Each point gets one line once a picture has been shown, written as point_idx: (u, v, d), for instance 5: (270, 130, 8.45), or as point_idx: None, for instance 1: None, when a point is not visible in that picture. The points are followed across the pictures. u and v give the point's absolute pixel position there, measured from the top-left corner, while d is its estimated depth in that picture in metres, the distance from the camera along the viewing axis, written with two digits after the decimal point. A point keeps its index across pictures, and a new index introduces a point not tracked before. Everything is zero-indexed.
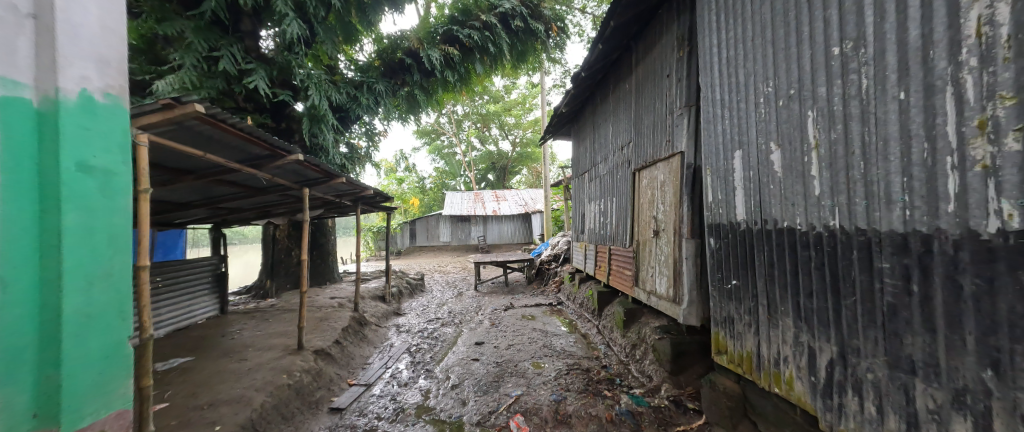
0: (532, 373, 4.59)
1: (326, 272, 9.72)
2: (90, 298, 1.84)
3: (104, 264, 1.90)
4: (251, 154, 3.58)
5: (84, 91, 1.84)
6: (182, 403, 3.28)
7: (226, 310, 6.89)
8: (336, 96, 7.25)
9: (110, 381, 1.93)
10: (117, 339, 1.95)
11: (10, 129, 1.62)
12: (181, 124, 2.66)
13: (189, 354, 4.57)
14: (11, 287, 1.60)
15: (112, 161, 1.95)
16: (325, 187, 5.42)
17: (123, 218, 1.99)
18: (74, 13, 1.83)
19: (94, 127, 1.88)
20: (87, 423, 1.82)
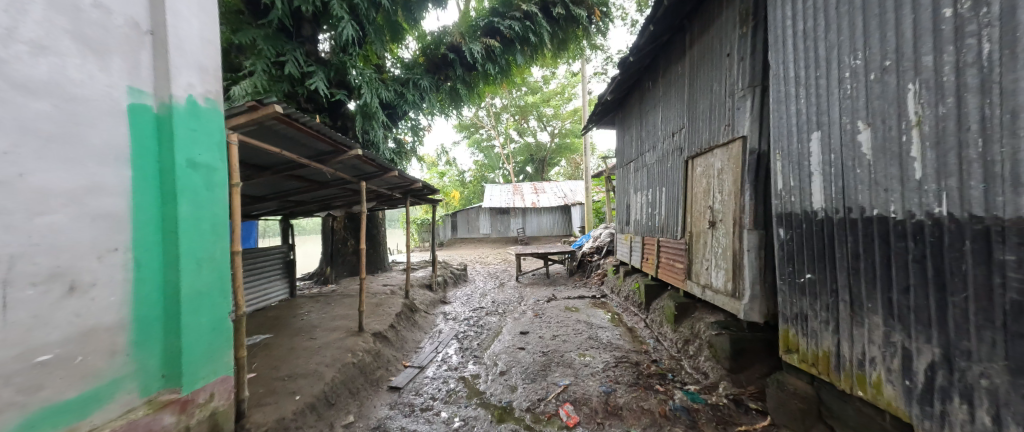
0: (579, 363, 4.58)
1: (378, 262, 10.33)
2: (201, 277, 2.18)
3: (209, 249, 2.24)
4: (317, 150, 3.87)
5: (190, 96, 2.15)
6: (267, 374, 3.68)
7: (294, 294, 7.57)
8: (386, 93, 7.60)
9: (216, 350, 2.30)
10: (219, 315, 2.31)
11: (140, 135, 1.96)
12: (263, 124, 2.94)
13: (267, 331, 5.11)
14: (144, 268, 1.96)
15: (211, 158, 2.27)
16: (379, 181, 5.74)
17: (221, 209, 2.32)
18: (182, 28, 2.16)
19: (199, 128, 2.19)
20: (200, 386, 2.21)
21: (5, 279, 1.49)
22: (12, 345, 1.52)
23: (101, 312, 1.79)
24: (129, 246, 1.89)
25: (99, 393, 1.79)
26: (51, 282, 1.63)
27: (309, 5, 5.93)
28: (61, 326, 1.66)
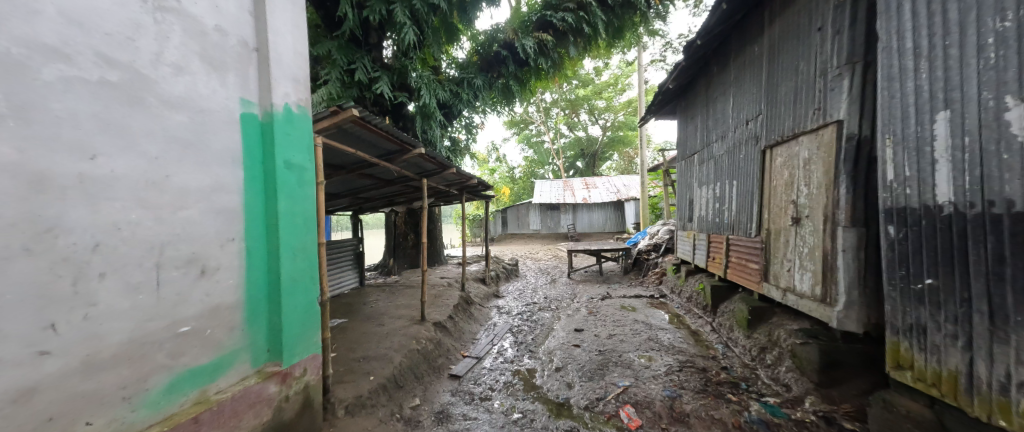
0: (639, 365, 4.40)
1: (435, 255, 10.83)
2: (295, 263, 2.55)
3: (302, 239, 2.60)
4: (385, 150, 4.13)
5: (286, 104, 2.52)
6: (345, 354, 4.05)
7: (363, 284, 8.22)
8: (443, 94, 7.91)
9: (307, 330, 2.68)
10: (309, 299, 2.68)
11: (250, 140, 2.33)
12: (342, 128, 3.22)
13: (342, 316, 5.62)
14: (254, 255, 2.35)
15: (302, 159, 2.62)
16: (438, 178, 5.99)
17: (310, 204, 2.68)
18: (278, 44, 2.54)
19: (291, 133, 2.54)
20: (295, 361, 2.60)
21: (158, 263, 1.86)
22: (163, 317, 1.89)
23: (223, 292, 2.17)
24: (242, 236, 2.28)
25: (224, 361, 2.19)
26: (188, 266, 2.00)
27: (376, 14, 6.34)
28: (197, 302, 2.04)
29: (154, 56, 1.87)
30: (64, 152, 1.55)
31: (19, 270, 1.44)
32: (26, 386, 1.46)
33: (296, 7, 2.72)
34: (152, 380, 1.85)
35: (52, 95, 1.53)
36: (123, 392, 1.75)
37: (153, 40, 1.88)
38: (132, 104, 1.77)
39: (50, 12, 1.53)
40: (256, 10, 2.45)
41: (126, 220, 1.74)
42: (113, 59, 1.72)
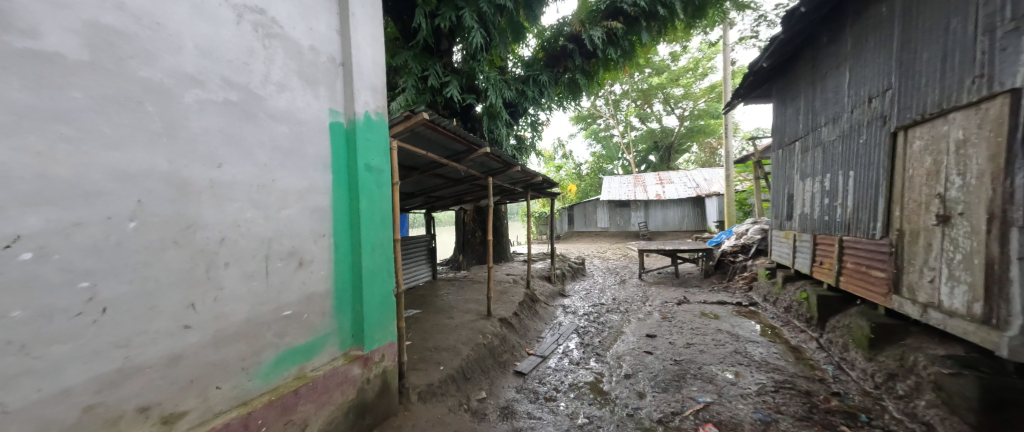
0: (724, 380, 3.93)
1: (501, 252, 11.06)
2: (374, 257, 2.78)
3: (379, 236, 2.82)
4: (453, 150, 4.28)
5: (366, 112, 2.75)
6: (419, 343, 4.32)
7: (434, 278, 8.73)
8: (509, 93, 7.99)
9: (384, 319, 2.91)
10: (386, 290, 2.90)
11: (337, 146, 2.59)
12: (414, 131, 3.40)
13: (416, 307, 6.01)
14: (340, 250, 2.60)
15: (380, 162, 2.85)
16: (504, 176, 6.06)
17: (386, 203, 2.90)
18: (360, 57, 2.77)
19: (371, 138, 2.79)
20: (375, 348, 2.83)
21: (267, 254, 2.15)
22: (271, 301, 2.18)
23: (315, 282, 2.45)
24: (331, 233, 2.54)
25: (318, 343, 2.47)
26: (290, 258, 2.28)
27: (446, 21, 6.61)
28: (296, 289, 2.32)
29: (263, 77, 2.15)
30: (200, 162, 1.85)
31: (170, 259, 1.74)
32: (174, 353, 1.77)
33: (375, 21, 2.95)
34: (263, 355, 2.15)
35: (192, 115, 1.82)
36: (242, 363, 2.05)
37: (262, 62, 2.16)
38: (247, 119, 2.06)
39: (189, 47, 1.82)
40: (342, 28, 2.70)
41: (243, 218, 2.04)
42: (234, 81, 2.01)
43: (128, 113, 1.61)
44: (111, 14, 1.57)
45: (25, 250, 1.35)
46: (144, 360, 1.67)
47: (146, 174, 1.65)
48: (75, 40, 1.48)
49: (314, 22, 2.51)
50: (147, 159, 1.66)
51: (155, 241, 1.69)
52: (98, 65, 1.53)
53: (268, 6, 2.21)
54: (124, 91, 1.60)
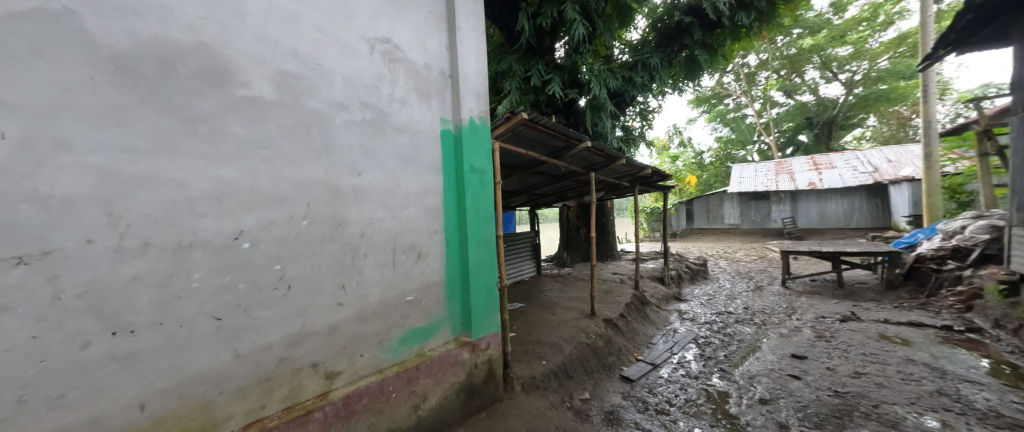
0: (915, 428, 2.99)
1: (607, 250, 10.64)
2: (479, 252, 3.03)
3: (483, 232, 3.06)
4: (554, 147, 4.29)
5: (471, 118, 3.00)
6: (523, 336, 4.48)
7: (539, 273, 8.94)
8: (614, 82, 7.59)
9: (488, 310, 3.14)
10: (489, 283, 3.13)
11: (446, 151, 2.90)
12: (515, 131, 3.53)
13: (521, 301, 6.26)
14: (450, 244, 2.91)
15: (483, 163, 3.08)
16: (608, 170, 5.81)
17: (489, 201, 3.12)
18: (465, 68, 3.01)
19: (476, 141, 3.04)
20: (481, 336, 3.07)
21: (394, 247, 2.53)
22: (397, 287, 2.56)
23: (431, 272, 2.78)
24: (443, 229, 2.86)
25: (434, 326, 2.80)
26: (410, 251, 2.64)
27: (548, 18, 6.64)
28: (416, 278, 2.68)
29: (389, 96, 2.53)
30: (346, 171, 2.27)
31: (328, 249, 2.17)
32: (332, 324, 2.20)
33: (478, 32, 3.16)
34: (392, 332, 2.53)
35: (340, 134, 2.24)
36: (378, 337, 2.44)
37: (389, 84, 2.53)
38: (379, 134, 2.45)
39: (339, 80, 2.25)
40: (450, 43, 2.98)
41: (376, 217, 2.43)
42: (368, 103, 2.40)
43: (301, 137, 2.06)
44: (289, 62, 2.02)
45: (245, 241, 1.83)
46: (315, 329, 2.11)
47: (312, 183, 2.10)
48: (270, 87, 1.94)
49: (427, 42, 2.82)
50: (313, 172, 2.10)
51: (319, 235, 2.13)
52: (283, 102, 1.98)
53: (392, 35, 2.58)
54: (298, 120, 2.05)
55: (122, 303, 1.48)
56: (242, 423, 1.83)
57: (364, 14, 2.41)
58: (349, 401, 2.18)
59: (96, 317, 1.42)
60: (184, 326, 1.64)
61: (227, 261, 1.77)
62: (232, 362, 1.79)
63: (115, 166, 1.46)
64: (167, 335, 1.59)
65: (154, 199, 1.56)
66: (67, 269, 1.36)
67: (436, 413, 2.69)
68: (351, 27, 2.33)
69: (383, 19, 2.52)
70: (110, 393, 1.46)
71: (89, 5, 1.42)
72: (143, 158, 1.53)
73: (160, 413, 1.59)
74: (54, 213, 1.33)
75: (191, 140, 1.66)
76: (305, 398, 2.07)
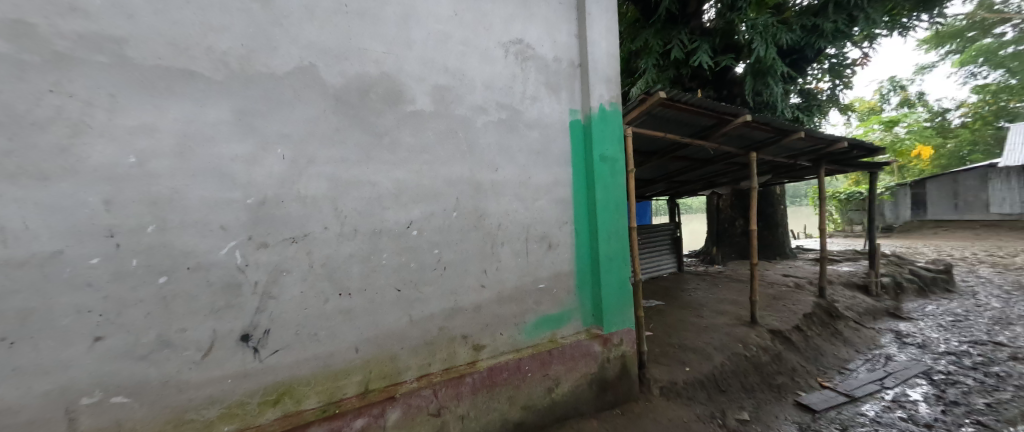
0: None
1: (775, 246, 8.76)
2: (609, 244, 2.95)
3: (614, 223, 2.96)
4: (700, 126, 3.76)
5: (601, 105, 2.91)
6: (662, 337, 4.13)
7: (681, 270, 8.10)
8: (788, 36, 6.06)
9: (621, 305, 3.03)
10: (622, 277, 3.02)
11: (576, 142, 2.90)
12: (651, 113, 3.25)
13: (660, 299, 5.79)
14: (580, 236, 2.92)
15: (614, 151, 2.96)
16: (778, 148, 4.73)
17: (621, 191, 2.99)
18: (595, 54, 2.93)
19: (606, 129, 2.93)
20: (613, 330, 2.99)
21: (527, 237, 2.70)
22: (530, 274, 2.72)
23: (561, 263, 2.85)
24: (572, 220, 2.89)
25: (566, 315, 2.87)
26: (542, 241, 2.76)
27: None
28: (548, 267, 2.79)
29: (522, 94, 2.68)
30: (486, 168, 2.53)
31: (473, 237, 2.48)
32: (477, 304, 2.50)
33: (610, 13, 3.01)
34: (527, 316, 2.71)
35: (481, 135, 2.50)
36: (515, 319, 2.66)
37: (521, 83, 2.68)
38: (514, 132, 2.64)
39: (480, 86, 2.50)
40: (580, 31, 2.94)
41: (511, 208, 2.64)
42: (504, 103, 2.61)
43: (452, 141, 2.39)
44: (442, 76, 2.36)
45: (414, 229, 2.25)
46: (464, 305, 2.44)
47: (460, 180, 2.42)
48: (430, 100, 2.31)
49: (557, 35, 2.86)
50: (460, 170, 2.42)
51: (465, 225, 2.44)
52: (438, 111, 2.34)
53: (524, 35, 2.71)
54: (449, 126, 2.38)
55: (343, 273, 2.03)
56: (416, 375, 2.27)
57: (500, 20, 2.60)
58: (492, 372, 2.45)
59: (330, 280, 1.99)
60: (378, 294, 2.14)
61: (403, 245, 2.21)
62: (407, 325, 2.24)
63: (338, 173, 2.00)
64: (368, 299, 2.10)
65: (358, 196, 2.07)
66: (315, 247, 1.94)
67: (569, 400, 2.76)
68: (489, 35, 2.55)
69: (516, 21, 2.67)
70: (338, 336, 2.02)
71: (322, 58, 1.97)
72: (353, 167, 2.05)
73: (366, 357, 2.11)
74: (308, 208, 1.92)
75: (379, 150, 2.13)
76: (458, 364, 2.42)
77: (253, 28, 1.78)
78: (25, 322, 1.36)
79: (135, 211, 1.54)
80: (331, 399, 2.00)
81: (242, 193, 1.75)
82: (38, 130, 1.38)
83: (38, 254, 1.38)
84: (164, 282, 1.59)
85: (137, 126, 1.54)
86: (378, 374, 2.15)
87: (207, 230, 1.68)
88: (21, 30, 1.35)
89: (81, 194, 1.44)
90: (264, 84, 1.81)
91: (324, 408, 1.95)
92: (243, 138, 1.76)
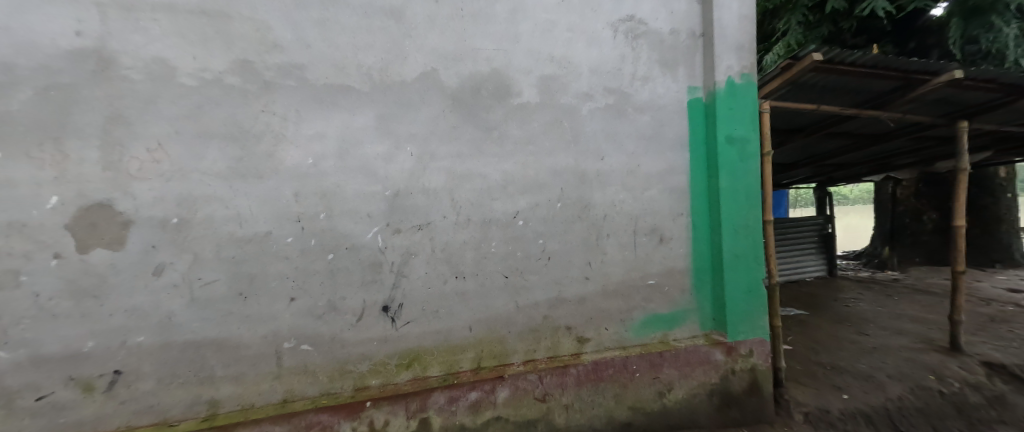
0: None
1: (994, 250, 6.43)
2: (737, 240, 2.57)
3: (743, 216, 2.57)
4: (873, 93, 2.96)
5: (729, 78, 2.52)
6: (806, 353, 3.44)
7: (834, 275, 6.67)
8: None
9: (751, 311, 2.63)
10: (753, 279, 2.61)
11: (695, 124, 2.60)
12: (798, 82, 2.69)
13: (802, 308, 4.84)
14: (698, 230, 2.63)
15: (745, 131, 2.54)
16: (1007, 112, 3.39)
17: (753, 178, 2.57)
18: (723, 19, 2.54)
19: (735, 106, 2.53)
20: (740, 339, 2.62)
21: (635, 229, 2.54)
22: (639, 269, 2.55)
23: (676, 259, 2.61)
24: (690, 212, 2.61)
25: (680, 316, 2.63)
26: (652, 234, 2.57)
27: None
28: (659, 262, 2.58)
29: (631, 75, 2.50)
30: (591, 157, 2.44)
31: (578, 229, 2.44)
32: (582, 296, 2.47)
33: None
34: (635, 314, 2.56)
35: (587, 123, 2.43)
36: (621, 315, 2.54)
37: (631, 63, 2.50)
38: (622, 117, 2.49)
39: (585, 71, 2.42)
40: None
41: (618, 199, 2.50)
42: (612, 87, 2.47)
43: (558, 131, 2.38)
44: (549, 66, 2.36)
45: (520, 219, 2.32)
46: (569, 296, 2.44)
47: (565, 170, 2.40)
48: (535, 91, 2.34)
49: (674, 5, 2.57)
50: (565, 160, 2.40)
51: (570, 216, 2.42)
52: (544, 102, 2.35)
53: (636, 10, 2.51)
54: (554, 116, 2.37)
55: (458, 258, 2.23)
56: (523, 359, 2.37)
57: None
58: (597, 366, 2.39)
59: (449, 264, 2.21)
60: (489, 279, 2.29)
61: (510, 234, 2.31)
62: (514, 310, 2.34)
63: (455, 167, 2.19)
64: (480, 283, 2.27)
65: (471, 188, 2.23)
66: (436, 234, 2.18)
67: (684, 408, 2.52)
68: (597, 16, 2.44)
69: None
70: (456, 314, 2.24)
71: (441, 62, 2.16)
72: (466, 160, 2.21)
73: (479, 336, 2.29)
74: (431, 199, 2.16)
75: (489, 144, 2.25)
76: (563, 353, 2.44)
77: (390, 43, 2.06)
78: (253, 283, 1.87)
79: (311, 201, 1.95)
80: (450, 370, 2.23)
81: (382, 186, 2.06)
82: (256, 141, 1.86)
83: (259, 233, 1.87)
84: (331, 258, 1.99)
85: (312, 134, 1.94)
86: (489, 353, 2.31)
87: (358, 217, 2.04)
88: (247, 68, 1.84)
89: (281, 188, 1.90)
90: (397, 92, 2.08)
91: (444, 378, 2.19)
92: (381, 139, 2.06)
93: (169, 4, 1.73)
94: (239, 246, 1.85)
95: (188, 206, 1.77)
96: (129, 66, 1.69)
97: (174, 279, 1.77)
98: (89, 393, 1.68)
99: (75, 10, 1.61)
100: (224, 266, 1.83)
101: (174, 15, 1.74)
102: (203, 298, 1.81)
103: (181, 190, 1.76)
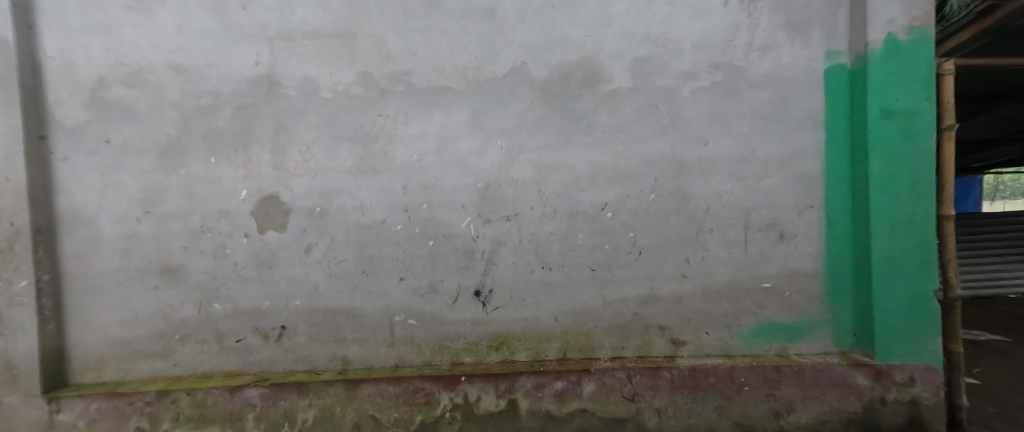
0: None
1: None
2: (895, 240, 2.05)
3: (906, 210, 2.03)
4: None
5: (888, 35, 1.99)
6: (1004, 392, 2.58)
7: None
8: None
9: (914, 331, 2.08)
10: (918, 290, 2.05)
11: (834, 98, 2.14)
12: (1004, 29, 2.03)
13: (1002, 333, 3.62)
14: (837, 226, 2.18)
15: (912, 101, 1.99)
16: None
17: (924, 161, 2.01)
18: None
19: (897, 69, 1.99)
20: (895, 364, 2.09)
21: (746, 224, 2.22)
22: (750, 270, 2.24)
23: (802, 260, 2.22)
24: (824, 204, 2.18)
25: (806, 327, 2.23)
26: (769, 230, 2.22)
27: None
28: (778, 262, 2.22)
29: (747, 46, 2.17)
30: (692, 142, 2.21)
31: (674, 222, 2.24)
32: (678, 295, 2.27)
33: None
34: (744, 320, 2.26)
35: (688, 105, 2.19)
36: (726, 320, 2.27)
37: (747, 31, 2.17)
38: (732, 95, 2.18)
39: (688, 47, 2.18)
40: None
41: (725, 189, 2.22)
42: (720, 62, 2.18)
43: (653, 116, 2.21)
44: (644, 46, 2.19)
45: (609, 211, 2.24)
46: (663, 295, 2.27)
47: (661, 158, 2.22)
48: (628, 75, 2.20)
49: None
50: (661, 147, 2.21)
51: (665, 208, 2.23)
52: (638, 86, 2.20)
53: None
54: (650, 101, 2.20)
55: (546, 248, 2.26)
56: (611, 355, 2.30)
57: None
58: (695, 372, 2.17)
59: (536, 254, 2.26)
60: (576, 271, 2.27)
61: (598, 226, 2.25)
62: (602, 305, 2.29)
63: (542, 159, 2.22)
64: (566, 275, 2.27)
65: (558, 179, 2.23)
66: (524, 224, 2.24)
67: None
68: None
69: None
70: (544, 304, 2.28)
71: (531, 55, 2.19)
72: (554, 152, 2.22)
73: (566, 328, 2.30)
74: (520, 190, 2.23)
75: (578, 134, 2.21)
76: (655, 354, 2.29)
77: (483, 42, 2.17)
78: (372, 263, 2.20)
79: (415, 194, 2.19)
80: (537, 357, 2.29)
81: (474, 179, 2.21)
82: (374, 141, 2.16)
83: (376, 221, 2.19)
84: (432, 244, 2.22)
85: (417, 133, 2.17)
86: (575, 345, 2.30)
87: (455, 208, 2.22)
88: (367, 79, 2.14)
89: (393, 182, 2.18)
90: (489, 88, 2.18)
91: (531, 363, 2.27)
92: (474, 135, 2.19)
93: (313, 31, 2.12)
94: (361, 232, 2.19)
95: (327, 197, 2.16)
96: (287, 85, 2.12)
97: (318, 257, 2.19)
98: (267, 340, 2.21)
99: (254, 46, 2.10)
100: (350, 248, 2.19)
101: (317, 39, 2.12)
102: (337, 273, 2.20)
103: (322, 184, 2.16)
